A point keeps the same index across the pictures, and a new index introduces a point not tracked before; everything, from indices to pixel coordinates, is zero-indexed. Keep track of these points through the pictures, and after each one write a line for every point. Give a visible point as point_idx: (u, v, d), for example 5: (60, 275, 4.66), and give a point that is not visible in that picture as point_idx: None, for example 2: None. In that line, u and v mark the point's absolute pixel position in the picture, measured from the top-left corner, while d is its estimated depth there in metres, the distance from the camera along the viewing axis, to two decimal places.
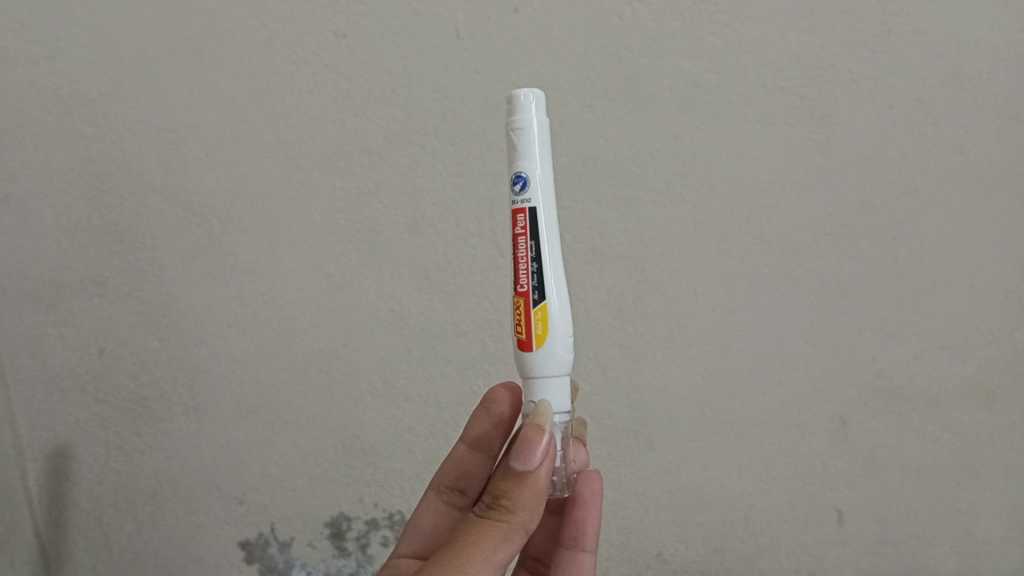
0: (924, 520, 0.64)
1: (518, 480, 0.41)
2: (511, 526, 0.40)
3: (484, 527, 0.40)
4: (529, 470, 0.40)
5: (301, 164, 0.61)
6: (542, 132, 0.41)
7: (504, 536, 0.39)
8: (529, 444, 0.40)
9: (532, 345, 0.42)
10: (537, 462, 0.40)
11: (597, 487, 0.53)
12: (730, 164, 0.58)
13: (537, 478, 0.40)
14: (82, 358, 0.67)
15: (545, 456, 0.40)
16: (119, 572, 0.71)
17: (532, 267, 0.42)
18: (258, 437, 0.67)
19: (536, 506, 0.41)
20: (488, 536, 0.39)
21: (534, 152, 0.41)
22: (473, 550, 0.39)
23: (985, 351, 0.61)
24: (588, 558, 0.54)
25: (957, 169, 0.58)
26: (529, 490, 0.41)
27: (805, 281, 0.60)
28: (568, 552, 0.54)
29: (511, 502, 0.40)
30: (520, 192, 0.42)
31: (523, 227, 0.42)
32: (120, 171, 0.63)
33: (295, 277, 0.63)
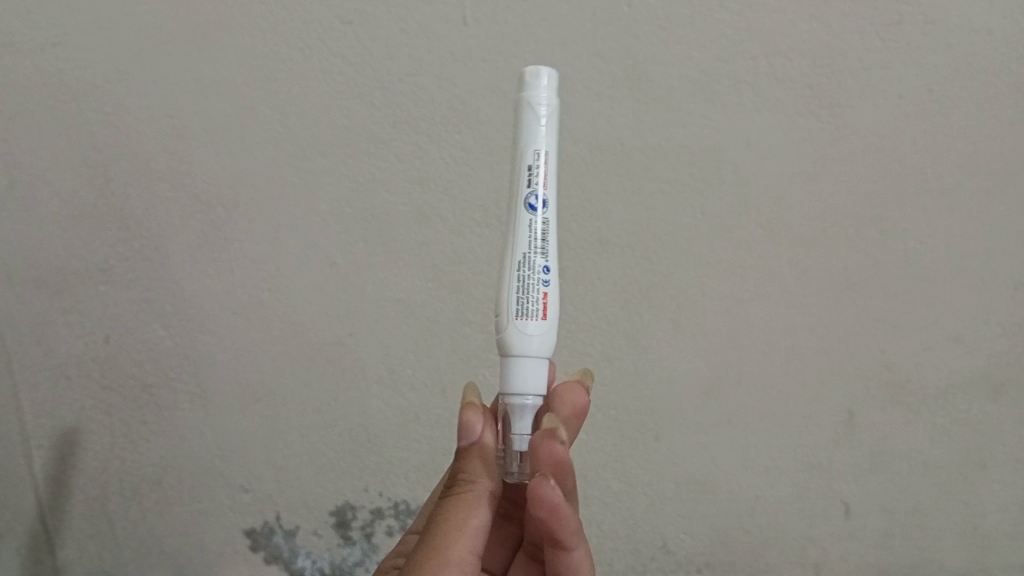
0: (933, 514, 0.63)
1: (467, 454, 0.43)
2: (475, 491, 0.42)
3: (451, 503, 0.42)
4: (473, 440, 0.43)
5: (305, 151, 0.60)
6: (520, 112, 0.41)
7: (471, 500, 0.42)
8: (467, 422, 0.43)
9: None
10: (478, 430, 0.43)
11: (557, 501, 0.41)
12: (740, 155, 0.57)
13: (483, 443, 0.43)
14: (87, 346, 0.67)
15: (484, 423, 0.44)
16: (123, 558, 0.71)
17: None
18: (263, 424, 0.67)
19: (492, 468, 0.43)
20: (458, 509, 0.42)
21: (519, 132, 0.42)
22: (448, 527, 0.41)
23: (995, 343, 0.60)
24: (576, 557, 0.45)
25: (970, 160, 0.57)
26: (480, 457, 0.43)
27: (816, 272, 0.59)
28: (552, 551, 0.45)
29: (466, 473, 0.43)
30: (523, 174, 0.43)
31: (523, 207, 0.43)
32: (125, 158, 0.62)
33: (299, 265, 0.63)
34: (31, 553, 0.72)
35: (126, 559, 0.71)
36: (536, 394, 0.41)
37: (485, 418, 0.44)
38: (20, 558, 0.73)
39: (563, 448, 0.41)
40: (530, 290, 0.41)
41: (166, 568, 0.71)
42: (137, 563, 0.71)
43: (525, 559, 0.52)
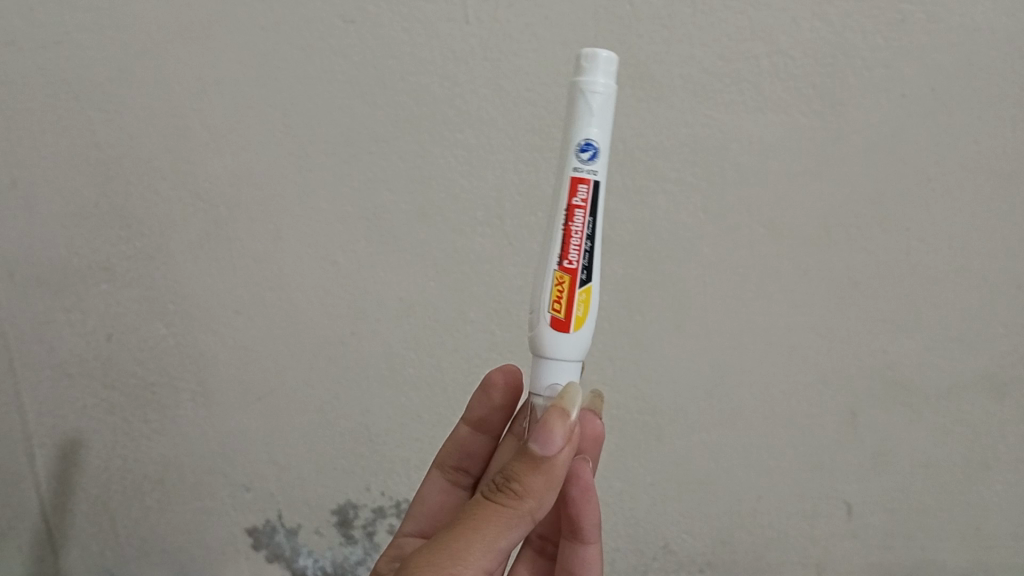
0: (934, 514, 0.64)
1: (534, 464, 0.38)
2: (518, 512, 0.38)
3: (488, 512, 0.38)
4: (545, 454, 0.38)
5: (306, 151, 0.59)
6: (609, 99, 0.38)
7: (511, 521, 0.37)
8: (549, 428, 0.37)
9: (569, 326, 0.40)
10: (557, 447, 0.38)
11: (589, 481, 0.48)
12: (741, 154, 0.55)
13: (555, 461, 0.38)
14: (91, 345, 0.68)
15: (566, 440, 0.38)
16: (134, 548, 0.74)
17: (585, 245, 0.40)
18: (266, 420, 0.68)
19: (549, 491, 0.38)
20: (492, 523, 0.37)
21: (604, 118, 0.38)
22: (474, 538, 0.37)
23: (998, 343, 0.59)
24: (591, 551, 0.50)
25: (984, 162, 0.55)
26: (543, 475, 0.38)
27: (817, 272, 0.58)
28: (569, 543, 0.51)
29: (521, 487, 0.38)
30: (585, 161, 0.39)
31: (583, 199, 0.39)
32: (128, 155, 0.61)
33: (303, 265, 0.62)
34: (45, 540, 0.75)
35: (143, 551, 0.74)
36: None
37: (569, 428, 0.38)
38: (33, 546, 0.76)
39: (599, 424, 0.48)
40: None
41: (184, 561, 0.74)
42: (155, 555, 0.74)
43: (532, 554, 0.56)
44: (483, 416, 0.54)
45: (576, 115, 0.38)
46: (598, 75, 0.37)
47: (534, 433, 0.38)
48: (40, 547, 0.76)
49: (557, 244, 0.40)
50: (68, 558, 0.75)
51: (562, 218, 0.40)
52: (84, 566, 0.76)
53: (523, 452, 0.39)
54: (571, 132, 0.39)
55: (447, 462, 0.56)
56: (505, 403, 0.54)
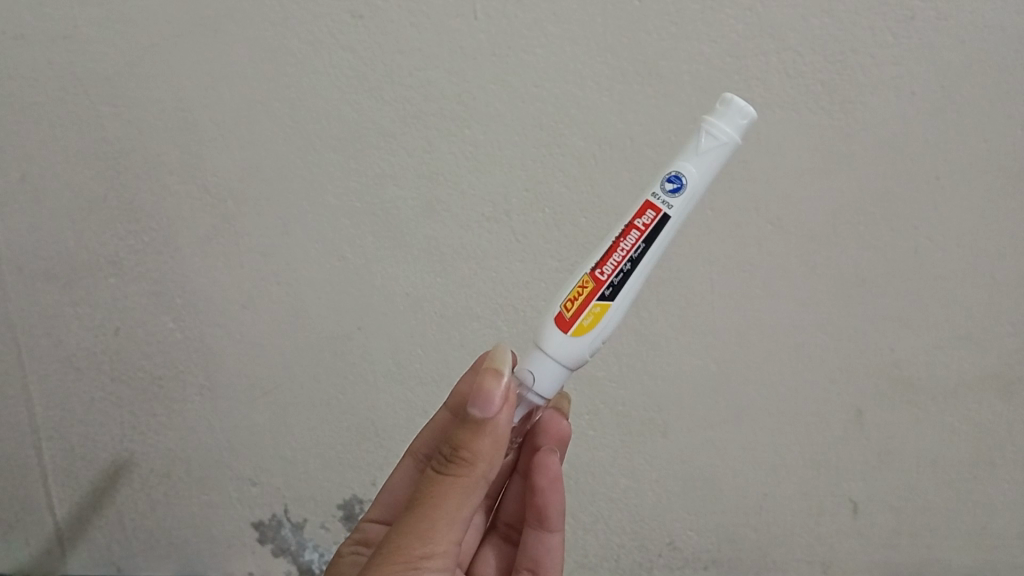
0: (941, 513, 0.64)
1: (478, 428, 0.38)
2: (471, 478, 0.38)
3: (442, 487, 0.38)
4: (488, 416, 0.38)
5: (314, 145, 0.59)
6: (717, 148, 0.38)
7: (468, 490, 0.38)
8: (484, 391, 0.38)
9: (569, 325, 0.39)
10: (497, 407, 0.38)
11: (557, 473, 0.52)
12: (748, 149, 0.55)
13: (497, 422, 0.38)
14: (98, 339, 0.68)
15: (504, 402, 0.38)
16: (145, 536, 0.76)
17: (624, 267, 0.39)
18: (273, 415, 0.69)
19: (496, 452, 0.39)
20: (450, 495, 0.38)
21: (702, 160, 0.38)
22: (438, 513, 0.37)
23: (1006, 342, 0.58)
24: (554, 538, 0.54)
25: (997, 162, 0.53)
26: (489, 437, 0.38)
27: (823, 269, 0.57)
28: (535, 531, 0.54)
29: (470, 453, 0.38)
30: (666, 192, 0.39)
31: (645, 225, 0.39)
32: (136, 150, 0.61)
33: (309, 260, 0.63)
34: (58, 528, 0.77)
35: (158, 540, 0.76)
36: (542, 395, 0.41)
37: (507, 388, 0.39)
38: (48, 535, 0.77)
39: (565, 424, 0.52)
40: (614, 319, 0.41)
41: (199, 550, 0.76)
42: (170, 546, 0.76)
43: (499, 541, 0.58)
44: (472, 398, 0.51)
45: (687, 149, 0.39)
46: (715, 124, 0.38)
47: (473, 397, 0.38)
48: (51, 535, 0.77)
49: (602, 250, 0.40)
50: (85, 545, 0.77)
51: (619, 234, 0.40)
52: (102, 553, 0.78)
53: (465, 419, 0.39)
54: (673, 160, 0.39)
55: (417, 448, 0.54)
56: None
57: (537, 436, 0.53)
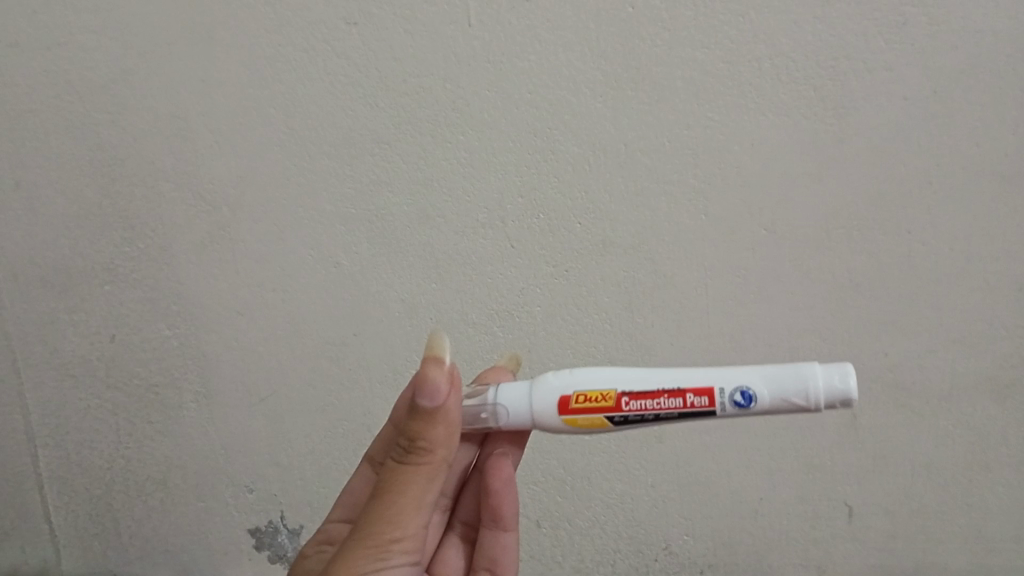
0: (936, 516, 0.64)
1: (430, 419, 0.36)
2: (432, 465, 0.37)
3: (403, 479, 0.36)
4: (437, 405, 0.36)
5: (310, 152, 0.59)
6: (794, 401, 0.35)
7: (430, 476, 0.37)
8: (429, 382, 0.36)
9: (564, 412, 0.38)
10: (444, 396, 0.36)
11: (511, 474, 0.49)
12: (742, 155, 0.55)
13: (448, 408, 0.37)
14: (94, 345, 0.68)
15: (449, 387, 0.36)
16: (141, 543, 0.76)
17: (647, 416, 0.37)
18: (268, 421, 0.69)
19: (452, 437, 0.37)
20: (413, 487, 0.36)
21: (774, 395, 0.35)
22: (404, 500, 0.36)
23: (1000, 346, 0.58)
24: (509, 538, 0.51)
25: (991, 165, 0.54)
26: (443, 426, 0.37)
27: (817, 273, 0.57)
28: (490, 533, 0.51)
29: (427, 442, 0.36)
30: (730, 391, 0.36)
31: (693, 402, 0.36)
32: (131, 157, 0.61)
33: (305, 267, 0.63)
34: (54, 535, 0.77)
35: (154, 546, 0.76)
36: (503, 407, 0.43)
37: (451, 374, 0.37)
38: (44, 542, 0.77)
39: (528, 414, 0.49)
40: None
41: (195, 557, 0.76)
42: (166, 552, 0.76)
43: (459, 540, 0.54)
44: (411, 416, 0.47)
45: (774, 370, 0.35)
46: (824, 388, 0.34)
47: (417, 388, 0.36)
48: (47, 542, 0.77)
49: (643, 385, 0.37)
50: (80, 552, 0.77)
51: (669, 386, 0.37)
52: (97, 560, 0.77)
53: (415, 410, 0.37)
54: (761, 371, 0.36)
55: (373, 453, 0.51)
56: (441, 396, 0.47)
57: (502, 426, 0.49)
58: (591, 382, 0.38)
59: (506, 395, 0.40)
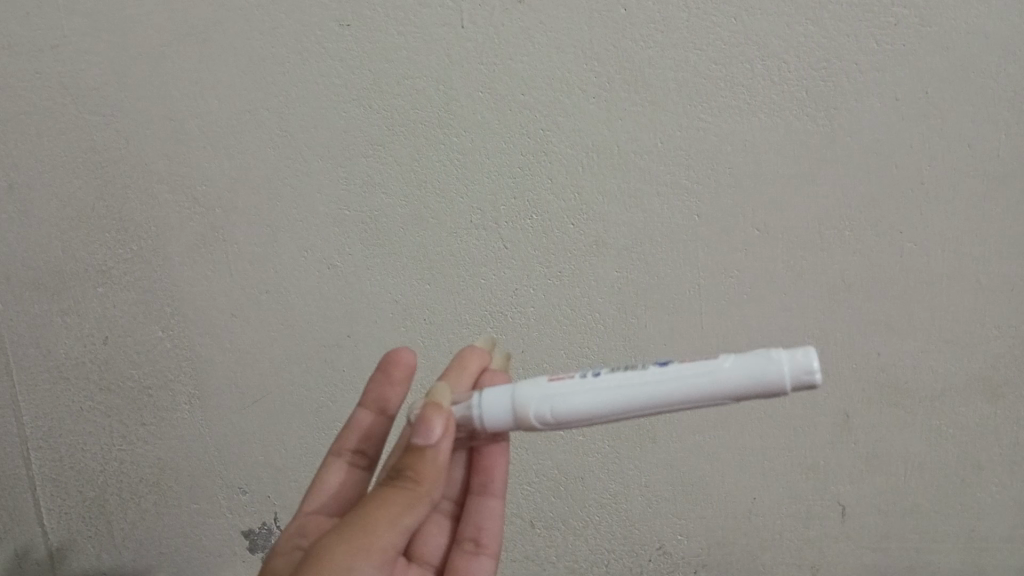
0: (929, 515, 0.64)
1: (419, 454, 0.37)
2: (412, 499, 0.36)
3: (380, 505, 0.36)
4: (429, 443, 0.37)
5: (304, 154, 0.59)
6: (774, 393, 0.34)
7: (408, 506, 0.36)
8: (429, 416, 0.37)
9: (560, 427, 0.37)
10: (438, 436, 0.37)
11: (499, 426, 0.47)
12: (735, 156, 0.55)
13: (439, 451, 0.37)
14: (87, 347, 0.68)
15: (445, 429, 0.37)
16: (135, 546, 0.76)
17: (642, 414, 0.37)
18: (262, 423, 0.69)
19: (437, 481, 0.37)
20: (387, 511, 0.36)
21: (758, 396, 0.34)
22: (377, 519, 0.36)
23: (991, 346, 0.58)
24: (496, 503, 0.48)
25: (981, 166, 0.54)
26: (429, 464, 0.37)
27: (810, 274, 0.58)
28: (476, 497, 0.49)
29: (414, 472, 0.37)
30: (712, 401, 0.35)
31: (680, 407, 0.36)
32: (124, 159, 0.61)
33: (299, 268, 0.63)
34: (46, 538, 0.76)
35: (148, 548, 0.76)
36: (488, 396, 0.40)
37: (448, 419, 0.38)
38: (37, 545, 0.77)
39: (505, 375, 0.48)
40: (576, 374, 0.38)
41: (189, 559, 0.76)
42: (160, 554, 0.76)
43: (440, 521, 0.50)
44: (385, 398, 0.49)
45: (748, 380, 0.34)
46: (791, 378, 0.33)
47: (416, 424, 0.37)
48: (40, 545, 0.77)
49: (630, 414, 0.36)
50: (73, 555, 0.77)
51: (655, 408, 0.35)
52: (90, 564, 0.77)
53: (408, 446, 0.38)
54: (740, 388, 0.34)
55: (345, 445, 0.49)
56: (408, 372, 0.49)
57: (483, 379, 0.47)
58: (577, 415, 0.36)
59: (487, 403, 0.38)
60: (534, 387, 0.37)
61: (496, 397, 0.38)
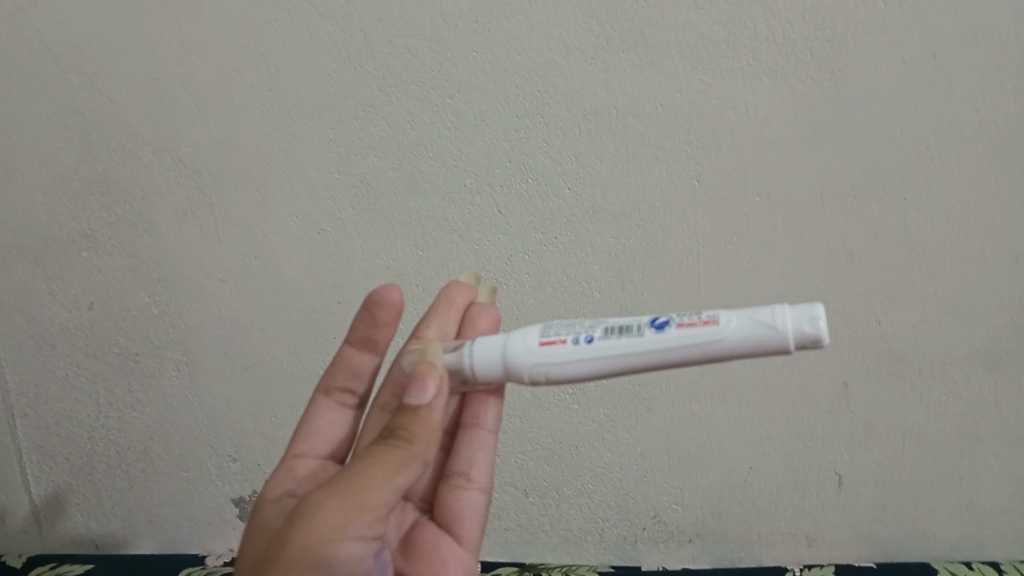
0: (928, 487, 0.63)
1: (412, 414, 0.35)
2: (407, 457, 0.34)
3: (373, 460, 0.34)
4: (423, 403, 0.35)
5: (292, 116, 0.58)
6: None
7: (403, 464, 0.34)
8: (423, 375, 0.36)
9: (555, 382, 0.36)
10: (432, 396, 0.36)
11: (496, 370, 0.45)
12: (736, 121, 0.54)
13: (433, 411, 0.36)
14: (73, 313, 0.67)
15: (440, 389, 0.36)
16: (122, 516, 0.75)
17: None
18: (250, 391, 0.67)
19: (432, 439, 0.35)
20: (381, 468, 0.34)
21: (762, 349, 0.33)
22: (370, 476, 0.33)
23: (993, 316, 0.57)
24: (488, 438, 0.46)
25: (987, 132, 0.53)
26: (424, 424, 0.35)
27: (810, 242, 0.56)
28: (467, 432, 0.46)
29: (408, 433, 0.35)
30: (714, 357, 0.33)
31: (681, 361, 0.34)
32: (109, 121, 0.60)
33: (288, 234, 0.61)
34: (34, 506, 0.76)
35: (135, 518, 0.75)
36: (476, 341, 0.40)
37: (441, 378, 0.36)
38: (25, 513, 0.76)
39: (495, 311, 0.46)
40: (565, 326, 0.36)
41: (177, 529, 0.74)
42: (148, 524, 0.75)
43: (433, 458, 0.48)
44: (371, 336, 0.46)
45: (750, 342, 0.32)
46: (795, 338, 0.31)
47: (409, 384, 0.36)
48: (27, 513, 0.76)
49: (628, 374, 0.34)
50: (61, 524, 0.76)
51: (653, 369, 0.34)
52: (78, 533, 0.76)
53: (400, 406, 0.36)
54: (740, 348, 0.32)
55: (331, 383, 0.48)
56: (397, 309, 0.45)
57: (475, 315, 0.46)
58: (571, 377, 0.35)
59: (477, 358, 0.38)
60: (523, 353, 0.36)
61: (485, 357, 0.37)
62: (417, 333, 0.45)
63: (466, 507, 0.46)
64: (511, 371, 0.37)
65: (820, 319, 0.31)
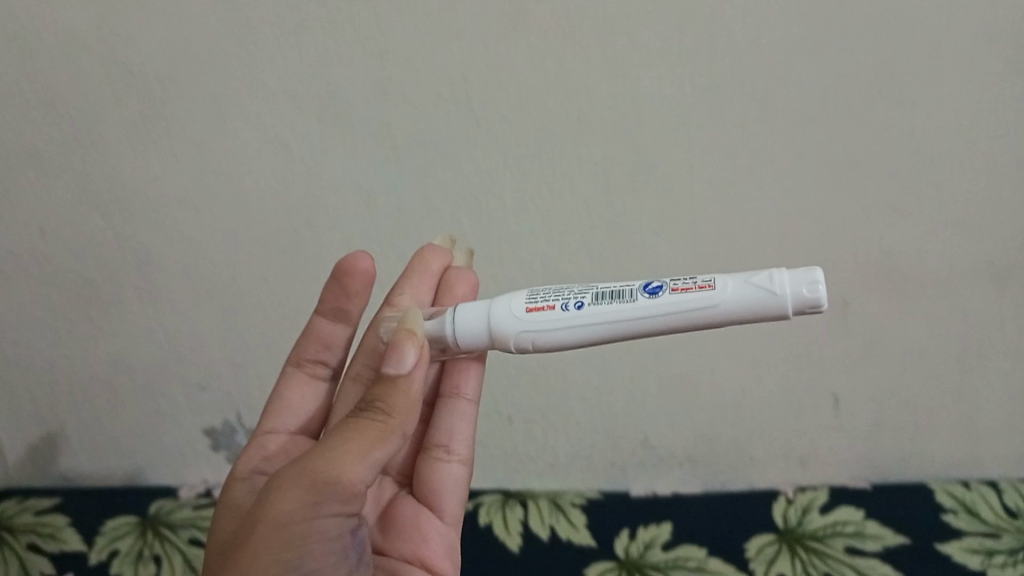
0: (925, 406, 0.61)
1: (391, 384, 0.36)
2: (385, 428, 0.35)
3: (351, 432, 0.35)
4: (402, 373, 0.36)
5: (249, 20, 0.52)
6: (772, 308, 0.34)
7: (381, 436, 0.35)
8: (402, 344, 0.36)
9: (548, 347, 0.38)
10: (411, 366, 0.36)
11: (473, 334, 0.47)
12: (735, 20, 0.49)
13: (412, 380, 0.36)
14: (22, 239, 0.62)
15: (419, 359, 0.36)
16: (89, 449, 0.72)
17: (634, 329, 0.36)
18: (218, 317, 0.64)
19: (411, 411, 0.36)
20: (358, 438, 0.34)
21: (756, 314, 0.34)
22: (348, 447, 0.34)
23: (1002, 228, 0.54)
24: (468, 408, 0.48)
25: (1008, 28, 0.48)
26: (403, 395, 0.36)
27: (812, 152, 0.52)
28: (448, 403, 0.48)
29: (385, 404, 0.36)
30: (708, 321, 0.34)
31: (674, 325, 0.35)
32: (47, 26, 0.54)
33: (250, 150, 0.57)
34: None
35: (104, 451, 0.72)
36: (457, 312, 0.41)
37: (421, 348, 0.37)
38: None
39: (471, 277, 0.49)
40: (558, 292, 0.37)
41: (149, 460, 0.72)
42: (117, 456, 0.72)
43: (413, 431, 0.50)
44: (342, 307, 0.49)
45: (744, 307, 0.33)
46: (794, 302, 0.32)
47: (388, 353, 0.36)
48: None
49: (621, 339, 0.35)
50: (23, 463, 0.72)
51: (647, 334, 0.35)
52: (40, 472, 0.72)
53: (379, 376, 0.36)
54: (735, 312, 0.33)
55: (305, 356, 0.51)
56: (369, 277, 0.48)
57: (449, 281, 0.48)
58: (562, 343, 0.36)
59: (464, 325, 0.39)
60: (511, 320, 0.37)
61: (473, 325, 0.39)
62: (392, 299, 0.47)
63: (444, 478, 0.48)
64: (498, 338, 0.38)
65: (816, 285, 0.32)
